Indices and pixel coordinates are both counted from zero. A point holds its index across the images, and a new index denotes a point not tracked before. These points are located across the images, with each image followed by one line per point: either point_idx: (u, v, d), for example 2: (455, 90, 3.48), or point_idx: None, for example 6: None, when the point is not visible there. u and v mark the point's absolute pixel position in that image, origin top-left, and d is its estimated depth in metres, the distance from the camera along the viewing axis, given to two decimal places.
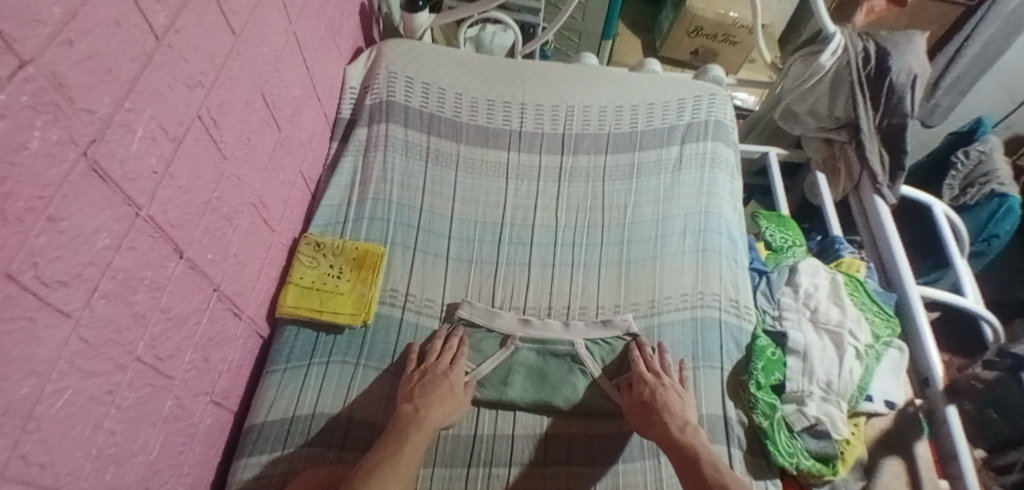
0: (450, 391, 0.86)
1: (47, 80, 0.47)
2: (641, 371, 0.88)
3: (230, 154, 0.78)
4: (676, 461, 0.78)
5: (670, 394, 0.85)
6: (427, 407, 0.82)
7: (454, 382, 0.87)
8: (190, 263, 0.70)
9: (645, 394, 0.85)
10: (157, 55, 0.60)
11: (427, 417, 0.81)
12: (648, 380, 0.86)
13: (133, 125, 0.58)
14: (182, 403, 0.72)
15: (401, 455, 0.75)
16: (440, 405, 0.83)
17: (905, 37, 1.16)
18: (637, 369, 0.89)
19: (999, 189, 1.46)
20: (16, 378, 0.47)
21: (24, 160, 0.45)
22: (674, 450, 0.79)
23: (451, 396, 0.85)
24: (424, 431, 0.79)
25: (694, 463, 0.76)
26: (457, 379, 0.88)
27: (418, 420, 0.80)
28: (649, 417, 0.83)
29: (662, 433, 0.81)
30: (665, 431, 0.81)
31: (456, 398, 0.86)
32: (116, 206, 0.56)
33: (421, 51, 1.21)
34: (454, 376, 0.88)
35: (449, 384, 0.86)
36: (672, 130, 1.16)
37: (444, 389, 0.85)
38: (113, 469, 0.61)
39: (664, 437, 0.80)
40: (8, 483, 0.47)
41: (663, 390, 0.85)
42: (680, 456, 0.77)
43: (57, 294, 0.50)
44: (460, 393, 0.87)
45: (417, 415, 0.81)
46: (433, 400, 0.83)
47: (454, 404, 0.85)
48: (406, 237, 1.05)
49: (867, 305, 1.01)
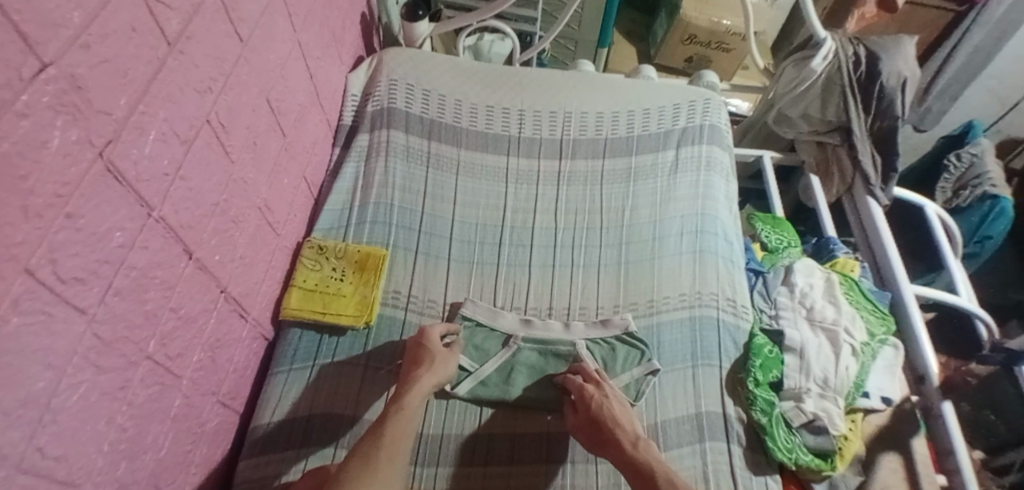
0: (427, 358, 0.87)
1: (67, 82, 0.48)
2: (580, 389, 0.87)
3: (237, 158, 0.80)
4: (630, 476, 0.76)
5: (613, 410, 0.83)
6: (411, 381, 0.83)
7: (432, 350, 0.88)
8: (199, 264, 0.72)
9: (589, 410, 0.84)
10: (170, 60, 0.62)
11: (411, 388, 0.82)
12: (591, 396, 0.85)
13: (147, 127, 0.59)
14: (190, 401, 0.73)
15: (384, 432, 0.74)
16: (419, 374, 0.84)
17: (894, 41, 1.19)
18: (576, 386, 0.87)
19: (991, 191, 1.48)
20: (35, 371, 0.48)
21: (45, 158, 0.47)
22: (628, 464, 0.77)
23: (430, 362, 0.87)
24: (409, 400, 0.80)
25: (649, 478, 0.74)
26: (432, 343, 0.89)
27: (401, 391, 0.82)
28: (600, 436, 0.81)
29: (612, 445, 0.80)
30: (618, 451, 0.79)
31: (436, 363, 0.87)
32: (130, 205, 0.58)
33: (422, 59, 1.24)
34: (430, 342, 0.89)
35: (427, 353, 0.88)
36: (668, 134, 1.18)
37: (423, 362, 0.87)
38: (124, 465, 0.62)
39: (617, 456, 0.78)
40: (24, 474, 0.48)
41: (608, 403, 0.84)
42: (633, 472, 0.76)
43: (73, 290, 0.51)
44: (440, 353, 0.88)
45: (399, 391, 0.82)
46: (414, 373, 0.85)
47: (434, 368, 0.86)
48: (408, 240, 1.07)
49: (863, 304, 1.02)
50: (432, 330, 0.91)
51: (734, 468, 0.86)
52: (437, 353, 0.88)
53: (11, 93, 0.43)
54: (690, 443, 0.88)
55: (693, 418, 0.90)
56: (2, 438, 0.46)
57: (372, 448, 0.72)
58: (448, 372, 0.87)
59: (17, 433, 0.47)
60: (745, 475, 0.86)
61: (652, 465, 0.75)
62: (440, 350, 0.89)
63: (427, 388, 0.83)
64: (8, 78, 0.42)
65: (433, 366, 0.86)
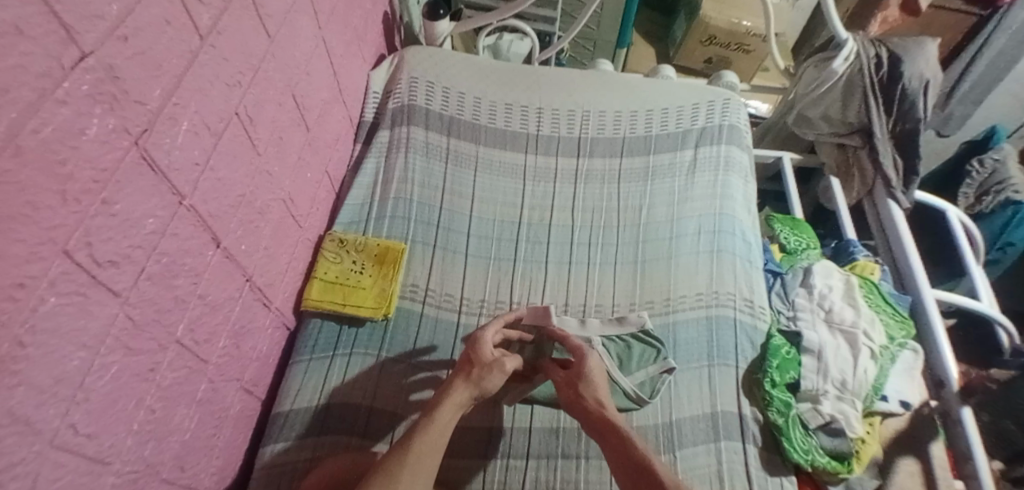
0: (467, 367, 0.83)
1: (104, 72, 0.50)
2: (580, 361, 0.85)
3: (263, 151, 0.81)
4: (623, 466, 0.74)
5: (595, 386, 0.83)
6: (446, 391, 0.80)
7: (476, 359, 0.83)
8: (226, 253, 0.74)
9: (580, 372, 0.84)
10: (201, 54, 0.64)
11: (445, 401, 0.78)
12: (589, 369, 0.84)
13: (179, 118, 0.61)
14: (215, 387, 0.75)
15: (413, 443, 0.72)
16: (455, 385, 0.80)
17: (917, 43, 1.17)
18: (577, 351, 0.87)
19: (1015, 197, 1.45)
20: (69, 350, 0.50)
21: (83, 145, 0.49)
22: (612, 434, 0.77)
23: (468, 372, 0.82)
24: (439, 414, 0.76)
25: (641, 467, 0.72)
26: (479, 352, 0.84)
27: (436, 401, 0.79)
28: (598, 418, 0.79)
29: (595, 415, 0.79)
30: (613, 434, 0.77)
31: (474, 373, 0.82)
32: (162, 194, 0.60)
33: (442, 58, 1.26)
34: (479, 349, 0.85)
35: (470, 363, 0.83)
36: (687, 134, 1.18)
37: (462, 371, 0.82)
38: (152, 445, 0.64)
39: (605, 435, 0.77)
40: (57, 450, 0.50)
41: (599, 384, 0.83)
42: (620, 461, 0.74)
43: (108, 273, 0.53)
44: (484, 363, 0.83)
45: (434, 402, 0.79)
46: (451, 382, 0.81)
47: (474, 379, 0.81)
48: (426, 235, 1.08)
49: (882, 307, 1.02)
50: (484, 337, 0.86)
51: (749, 467, 0.86)
52: (482, 365, 0.82)
53: (52, 81, 0.45)
54: (705, 442, 0.88)
55: (708, 417, 0.90)
56: (38, 414, 0.47)
57: (397, 466, 0.69)
58: (486, 385, 0.81)
59: (50, 410, 0.49)
60: (760, 475, 0.86)
61: (634, 443, 0.75)
62: (485, 360, 0.83)
63: (462, 403, 0.79)
64: (48, 67, 0.44)
65: (470, 377, 0.81)
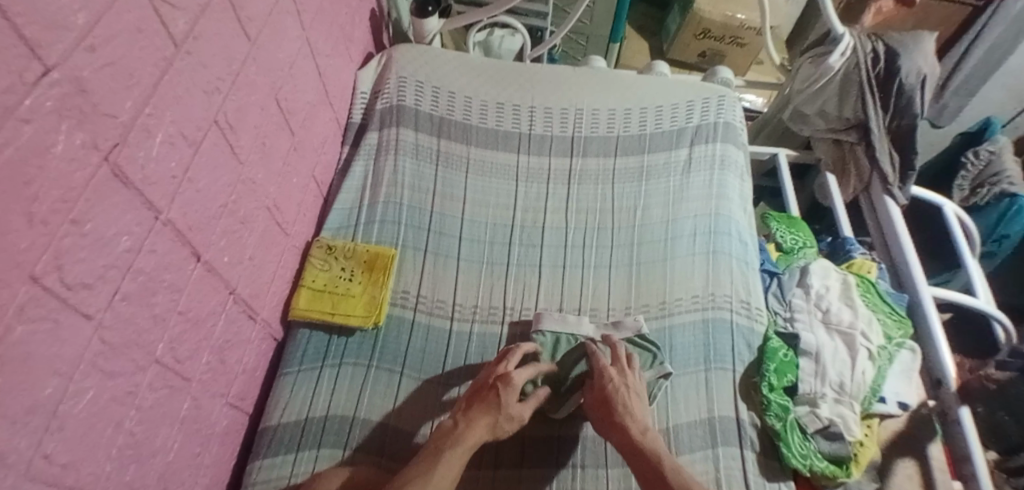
0: (495, 412, 0.78)
1: (71, 85, 0.48)
2: (602, 369, 0.85)
3: (246, 158, 0.79)
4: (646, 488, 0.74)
5: (624, 393, 0.82)
6: (468, 426, 0.76)
7: (503, 407, 0.78)
8: (207, 266, 0.71)
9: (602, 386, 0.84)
10: (177, 61, 0.61)
11: (467, 440, 0.75)
12: (609, 379, 0.84)
13: (154, 129, 0.59)
14: (199, 404, 0.73)
15: (435, 469, 0.70)
16: (478, 423, 0.77)
17: (914, 36, 1.16)
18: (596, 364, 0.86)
19: (1010, 190, 1.45)
20: (41, 377, 0.48)
21: (50, 164, 0.46)
22: (635, 450, 0.77)
23: (495, 412, 0.78)
24: (457, 453, 0.73)
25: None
26: (507, 397, 0.79)
27: (458, 436, 0.75)
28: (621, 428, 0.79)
29: (617, 429, 0.79)
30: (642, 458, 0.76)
31: (498, 425, 0.78)
32: (137, 209, 0.57)
33: (431, 56, 1.23)
34: (506, 389, 0.80)
35: (496, 404, 0.79)
36: (681, 132, 1.16)
37: (490, 413, 0.78)
38: (134, 469, 0.62)
39: (627, 446, 0.78)
40: (32, 481, 0.48)
41: (626, 391, 0.83)
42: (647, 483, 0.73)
43: (80, 296, 0.51)
44: (510, 415, 0.79)
45: (455, 437, 0.75)
46: (475, 417, 0.77)
47: (496, 425, 0.78)
48: (417, 240, 1.06)
49: (879, 306, 1.00)
50: (514, 380, 0.81)
51: (748, 474, 0.84)
52: (505, 408, 0.79)
53: (14, 98, 0.42)
54: (703, 449, 0.87)
55: (705, 422, 0.89)
56: (10, 446, 0.45)
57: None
58: (503, 433, 0.78)
59: (23, 441, 0.47)
60: (759, 481, 0.84)
61: (659, 460, 0.75)
62: (511, 410, 0.79)
63: (477, 442, 0.75)
64: (10, 83, 0.41)
65: (495, 427, 0.77)
